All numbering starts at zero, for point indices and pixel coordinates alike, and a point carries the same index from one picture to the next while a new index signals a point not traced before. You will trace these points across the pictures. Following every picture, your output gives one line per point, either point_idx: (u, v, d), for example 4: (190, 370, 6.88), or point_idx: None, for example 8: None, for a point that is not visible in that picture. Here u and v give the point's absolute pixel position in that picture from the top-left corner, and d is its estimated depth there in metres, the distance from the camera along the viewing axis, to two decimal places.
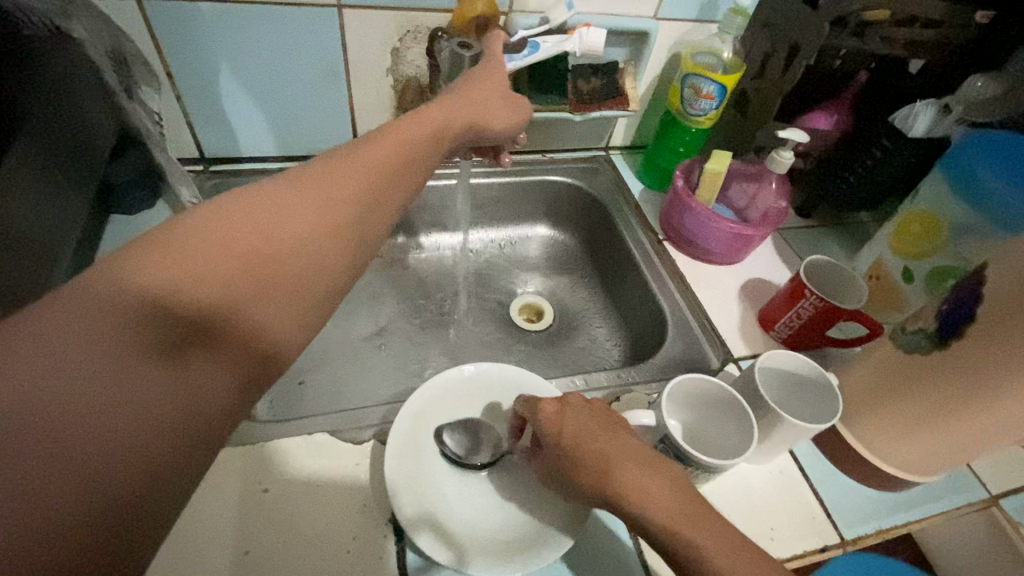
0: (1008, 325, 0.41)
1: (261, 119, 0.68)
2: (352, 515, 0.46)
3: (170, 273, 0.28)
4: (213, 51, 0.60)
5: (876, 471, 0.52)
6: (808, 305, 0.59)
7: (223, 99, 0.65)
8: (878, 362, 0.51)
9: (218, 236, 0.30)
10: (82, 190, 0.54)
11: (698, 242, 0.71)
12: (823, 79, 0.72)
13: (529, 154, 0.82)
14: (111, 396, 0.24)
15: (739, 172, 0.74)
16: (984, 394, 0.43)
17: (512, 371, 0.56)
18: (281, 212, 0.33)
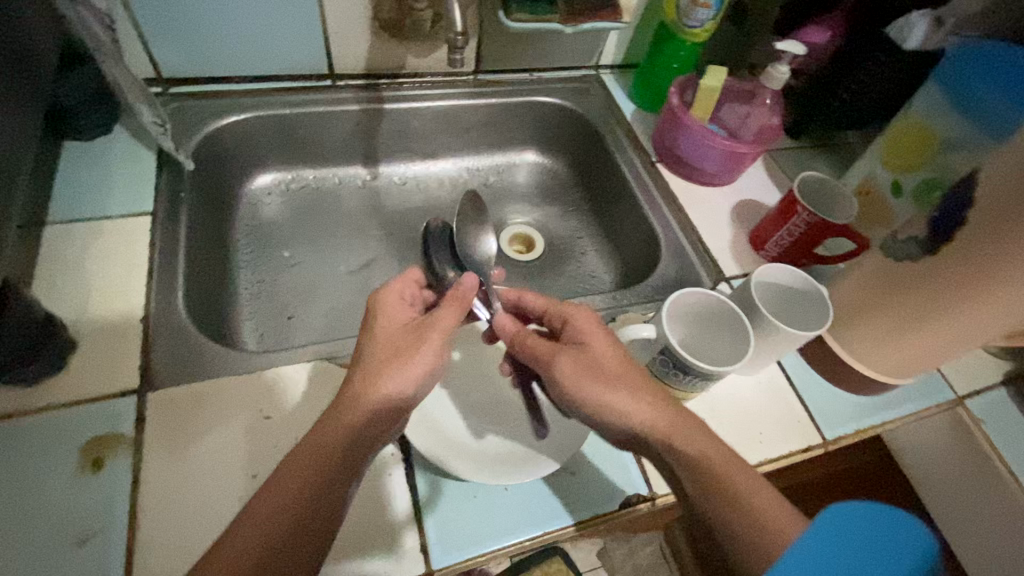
0: (1003, 228, 0.41)
1: (226, 31, 0.62)
2: None
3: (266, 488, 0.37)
4: None
5: (858, 377, 0.55)
6: (799, 222, 0.60)
7: (179, 7, 0.58)
8: (868, 272, 0.52)
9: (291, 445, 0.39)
10: (35, 109, 0.48)
11: (690, 162, 0.70)
12: None
13: (515, 73, 0.78)
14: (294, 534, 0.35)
15: (732, 91, 0.72)
16: (974, 297, 0.45)
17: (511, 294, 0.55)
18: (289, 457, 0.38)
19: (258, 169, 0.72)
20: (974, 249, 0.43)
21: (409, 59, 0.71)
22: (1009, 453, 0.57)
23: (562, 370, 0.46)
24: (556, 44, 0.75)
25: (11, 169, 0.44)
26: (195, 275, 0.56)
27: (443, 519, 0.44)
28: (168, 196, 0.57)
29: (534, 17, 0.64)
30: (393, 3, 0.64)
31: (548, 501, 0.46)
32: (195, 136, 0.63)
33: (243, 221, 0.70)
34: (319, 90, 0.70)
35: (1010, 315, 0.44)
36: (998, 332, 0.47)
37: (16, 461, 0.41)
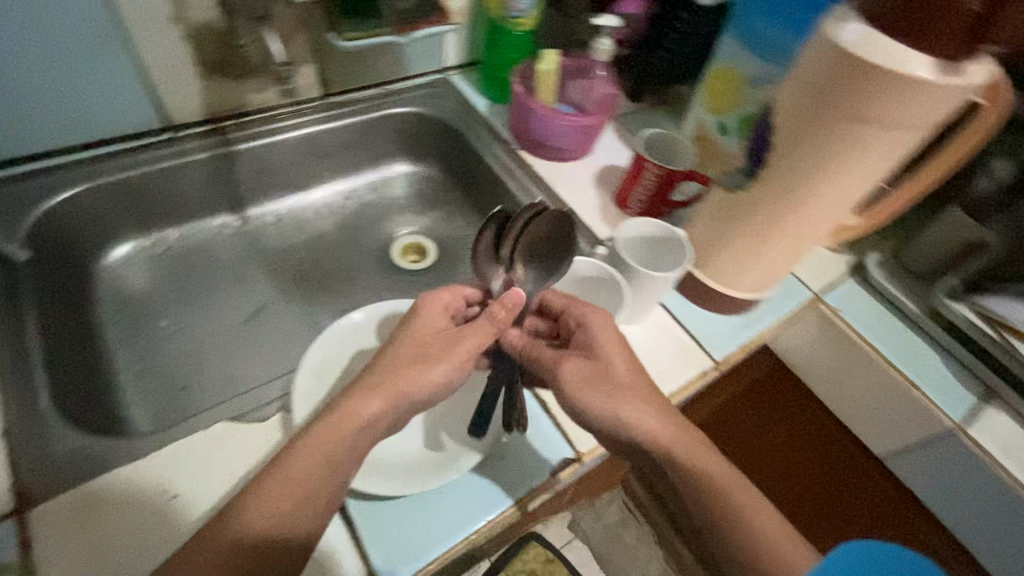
0: (798, 147, 0.48)
1: (32, 105, 0.57)
2: None
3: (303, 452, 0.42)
4: None
5: (729, 299, 0.62)
6: (651, 176, 0.66)
7: None
8: (711, 206, 0.59)
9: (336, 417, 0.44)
10: None
11: (549, 143, 0.74)
12: None
13: (364, 89, 0.78)
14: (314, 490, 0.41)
15: (570, 70, 0.77)
16: (794, 205, 0.52)
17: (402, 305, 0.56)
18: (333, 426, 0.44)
19: (111, 241, 0.67)
20: (779, 165, 0.50)
21: (249, 96, 0.69)
22: (866, 330, 0.66)
23: (569, 376, 0.49)
24: (397, 55, 0.76)
25: None
26: (59, 371, 0.51)
27: (386, 537, 0.45)
28: (6, 294, 0.52)
29: (364, 34, 0.66)
30: (216, 44, 0.62)
31: (485, 487, 0.48)
32: (25, 222, 0.57)
33: (107, 300, 0.65)
34: (158, 146, 0.66)
35: (825, 213, 0.52)
36: (823, 231, 0.54)
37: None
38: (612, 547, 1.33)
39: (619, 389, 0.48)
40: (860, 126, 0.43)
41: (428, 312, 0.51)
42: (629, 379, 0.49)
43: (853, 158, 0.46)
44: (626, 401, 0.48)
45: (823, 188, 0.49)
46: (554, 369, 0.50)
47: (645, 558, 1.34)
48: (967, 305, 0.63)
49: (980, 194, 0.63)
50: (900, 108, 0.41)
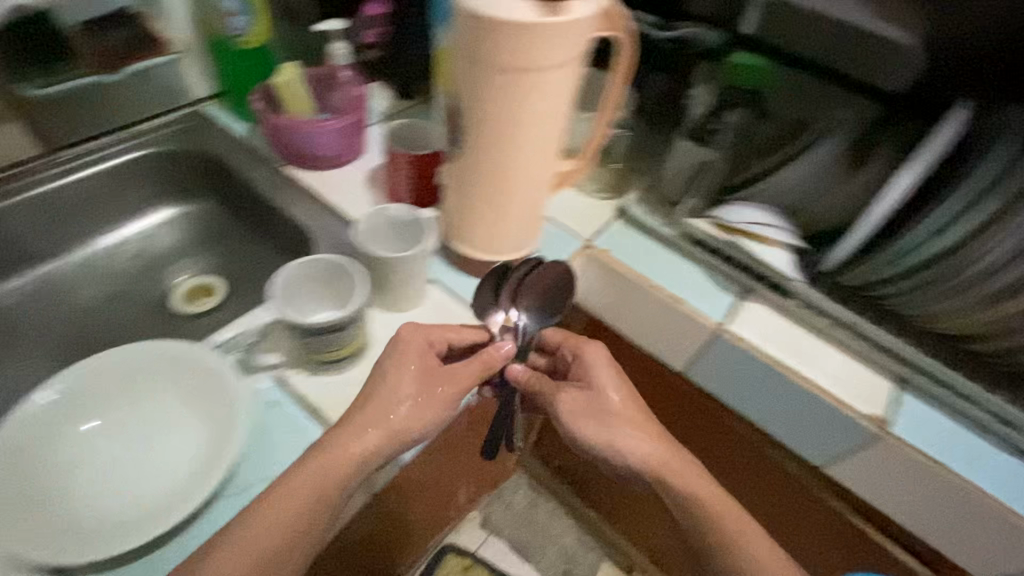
0: (483, 120, 0.50)
1: None
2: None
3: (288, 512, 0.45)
4: None
5: (497, 265, 0.64)
6: (404, 166, 0.67)
7: None
8: (451, 187, 0.60)
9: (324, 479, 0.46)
10: None
11: (314, 152, 0.73)
12: None
13: (94, 138, 0.74)
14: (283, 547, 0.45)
15: (319, 78, 0.76)
16: (507, 161, 0.53)
17: (118, 356, 0.56)
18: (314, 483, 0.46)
19: None
20: (480, 125, 0.50)
21: None
22: (634, 264, 0.71)
23: (564, 406, 0.57)
24: (124, 96, 0.74)
25: None
26: None
27: None
28: None
29: (58, 82, 0.68)
30: None
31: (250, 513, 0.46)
32: None
33: None
34: None
35: (536, 163, 0.55)
36: (545, 180, 0.58)
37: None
38: (524, 530, 1.36)
39: (615, 424, 0.56)
40: (530, 74, 0.45)
41: (394, 370, 0.51)
42: (620, 408, 0.57)
43: (529, 125, 0.50)
44: (606, 421, 0.56)
45: (524, 140, 0.51)
46: (554, 402, 0.58)
47: (559, 530, 1.38)
48: (706, 218, 0.69)
49: (697, 123, 0.70)
50: (553, 53, 0.43)
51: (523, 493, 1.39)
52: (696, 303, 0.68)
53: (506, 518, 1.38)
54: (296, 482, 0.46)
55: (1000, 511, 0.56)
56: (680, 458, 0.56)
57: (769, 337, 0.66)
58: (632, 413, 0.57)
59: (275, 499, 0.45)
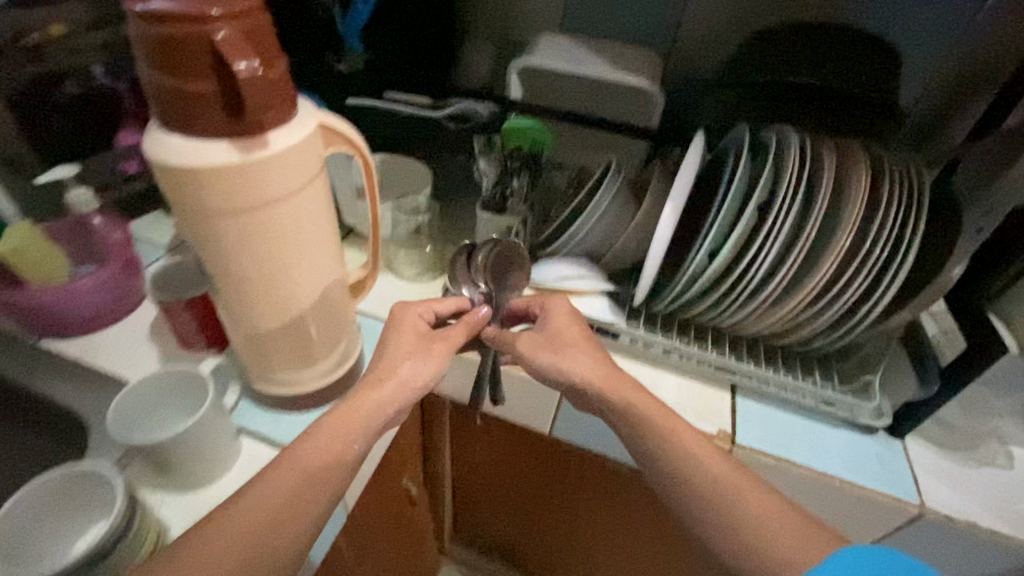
0: (227, 264, 0.44)
1: None
2: None
3: (277, 485, 0.45)
4: None
5: (316, 393, 0.58)
6: (182, 315, 0.59)
7: None
8: (232, 330, 0.53)
9: (310, 457, 0.47)
10: None
11: (70, 318, 0.62)
12: (93, 104, 0.72)
13: None
14: (267, 532, 0.43)
15: (61, 231, 0.66)
16: (281, 295, 0.48)
17: None
18: (309, 454, 0.48)
19: None
20: (233, 270, 0.45)
21: None
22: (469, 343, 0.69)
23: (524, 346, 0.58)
24: None
25: None
26: None
27: None
28: None
29: None
30: None
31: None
32: None
33: None
34: None
35: (317, 284, 0.50)
36: (336, 295, 0.53)
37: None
38: None
39: (568, 350, 0.57)
40: (257, 210, 0.40)
41: (402, 326, 0.59)
42: (576, 340, 0.58)
43: (277, 255, 0.44)
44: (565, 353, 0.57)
45: (290, 270, 0.46)
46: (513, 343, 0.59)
47: None
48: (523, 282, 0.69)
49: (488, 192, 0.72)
50: (270, 184, 0.39)
51: None
52: None
53: None
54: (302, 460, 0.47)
55: (847, 486, 0.60)
56: (614, 379, 0.55)
57: None
58: (588, 347, 0.58)
59: (285, 468, 0.46)
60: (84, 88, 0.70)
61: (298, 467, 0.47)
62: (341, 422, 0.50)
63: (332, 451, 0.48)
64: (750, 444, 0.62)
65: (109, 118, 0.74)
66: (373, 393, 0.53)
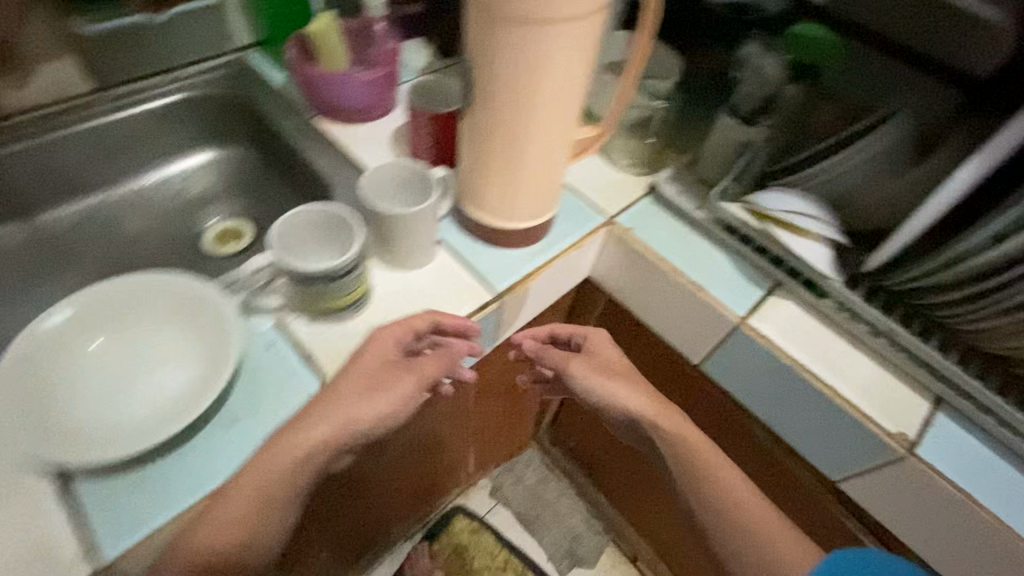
0: (497, 63, 0.48)
1: None
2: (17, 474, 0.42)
3: (278, 478, 0.44)
4: None
5: (508, 232, 0.62)
6: (423, 122, 0.65)
7: None
8: (466, 139, 0.57)
9: (268, 482, 0.44)
10: None
11: (340, 104, 0.73)
12: None
13: (146, 78, 0.76)
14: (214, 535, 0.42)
15: (352, 32, 0.76)
16: (525, 114, 0.51)
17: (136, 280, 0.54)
18: (267, 480, 0.44)
19: None
20: (500, 83, 0.49)
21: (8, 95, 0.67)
22: (655, 244, 0.67)
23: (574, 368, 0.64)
24: (171, 39, 0.75)
25: None
26: None
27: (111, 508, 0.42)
28: None
29: None
30: None
31: (209, 454, 0.46)
32: None
33: None
34: None
35: (558, 119, 0.52)
36: (560, 151, 0.55)
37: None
38: (536, 507, 1.34)
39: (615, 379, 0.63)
40: (520, 29, 0.44)
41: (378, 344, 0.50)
42: (615, 367, 0.65)
43: (544, 68, 0.47)
44: (622, 385, 0.62)
45: (544, 94, 0.49)
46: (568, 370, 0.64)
47: (568, 510, 1.35)
48: (741, 204, 0.65)
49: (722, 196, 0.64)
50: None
51: (535, 469, 1.37)
52: (715, 289, 0.64)
53: (516, 490, 1.35)
54: (246, 480, 0.43)
55: None
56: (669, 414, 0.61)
57: (795, 335, 0.61)
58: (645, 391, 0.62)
59: (247, 477, 0.44)
60: None
61: (255, 494, 0.43)
62: (279, 457, 0.44)
63: (280, 483, 0.44)
64: (930, 463, 0.54)
65: None
66: (295, 450, 0.45)
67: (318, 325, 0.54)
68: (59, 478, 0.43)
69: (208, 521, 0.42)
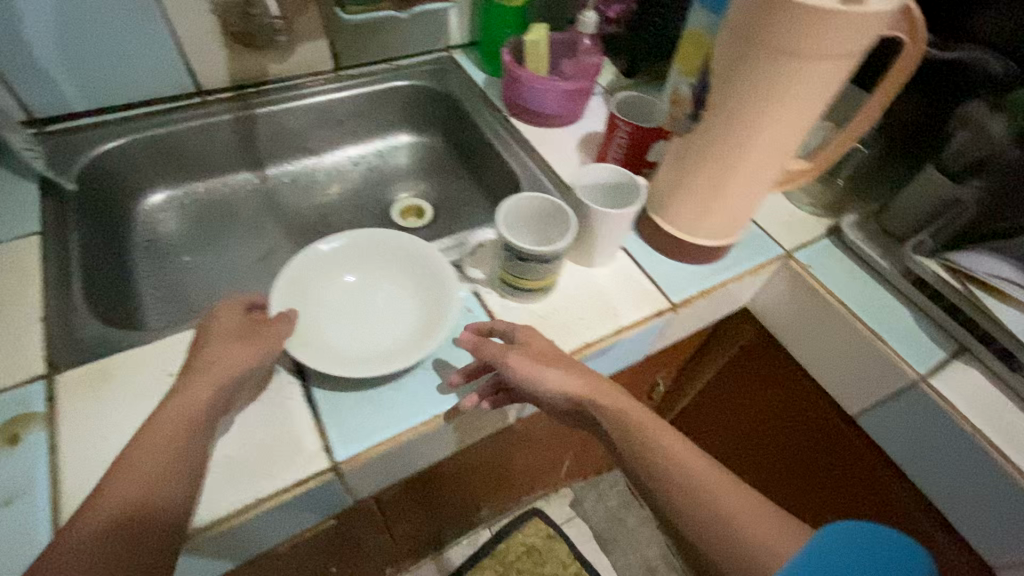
0: (737, 85, 0.50)
1: (104, 75, 0.69)
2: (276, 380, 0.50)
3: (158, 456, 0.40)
4: (29, 10, 0.61)
5: (691, 248, 0.64)
6: (622, 134, 0.69)
7: (55, 52, 0.65)
8: (674, 154, 0.60)
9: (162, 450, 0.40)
10: None
11: (538, 109, 0.79)
12: None
13: (373, 65, 0.86)
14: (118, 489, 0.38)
15: (558, 45, 0.82)
16: (749, 137, 0.53)
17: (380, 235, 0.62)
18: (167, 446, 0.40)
19: (152, 188, 0.78)
20: (734, 104, 0.51)
21: (270, 65, 0.79)
22: (834, 287, 0.67)
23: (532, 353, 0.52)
24: (401, 34, 0.85)
25: None
26: (94, 286, 0.60)
27: (344, 420, 0.49)
28: (56, 219, 0.61)
29: (366, 9, 0.74)
30: (238, 17, 0.71)
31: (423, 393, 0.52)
32: (79, 161, 0.67)
33: (142, 236, 0.75)
34: (190, 107, 0.76)
35: (778, 147, 0.53)
36: (768, 178, 0.57)
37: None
38: (613, 527, 1.33)
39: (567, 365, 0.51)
40: (771, 61, 0.47)
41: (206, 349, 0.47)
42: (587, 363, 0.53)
43: (785, 94, 0.49)
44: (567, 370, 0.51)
45: (776, 120, 0.51)
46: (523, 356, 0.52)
47: (644, 538, 1.33)
48: (937, 259, 0.63)
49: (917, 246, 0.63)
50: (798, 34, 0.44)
51: (617, 490, 1.37)
52: (894, 341, 0.63)
53: (596, 507, 1.35)
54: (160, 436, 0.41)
55: None
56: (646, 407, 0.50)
57: (984, 404, 0.58)
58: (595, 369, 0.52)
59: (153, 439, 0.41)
60: None
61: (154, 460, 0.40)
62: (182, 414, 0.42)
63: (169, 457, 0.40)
64: None
65: None
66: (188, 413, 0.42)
67: (513, 302, 0.59)
68: (304, 392, 0.50)
69: (139, 457, 0.39)
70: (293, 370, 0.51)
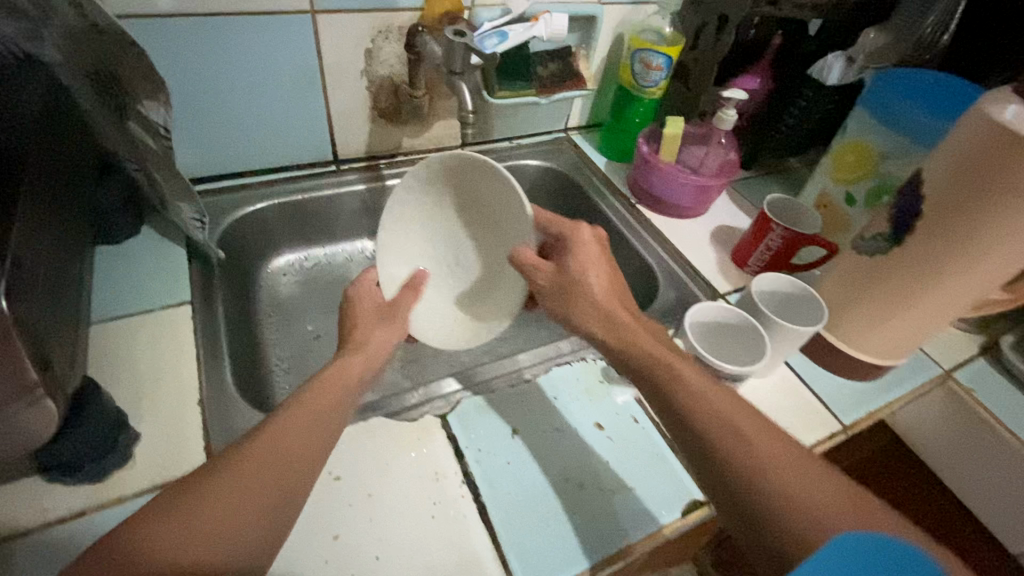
0: (954, 215, 0.48)
1: (252, 139, 0.69)
2: (446, 491, 0.46)
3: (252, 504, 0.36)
4: (201, 78, 0.61)
5: (857, 363, 0.61)
6: (775, 238, 0.68)
7: (216, 116, 0.65)
8: (851, 267, 0.58)
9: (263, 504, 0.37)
10: (77, 235, 0.49)
11: (669, 199, 0.79)
12: (747, 49, 0.81)
13: (498, 142, 0.87)
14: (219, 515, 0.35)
15: (689, 137, 0.81)
16: (954, 267, 0.50)
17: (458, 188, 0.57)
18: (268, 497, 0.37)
19: (276, 252, 0.76)
20: (947, 231, 0.49)
21: (404, 139, 0.79)
22: (1002, 414, 0.63)
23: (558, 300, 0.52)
24: (529, 114, 0.86)
25: (66, 292, 0.44)
26: (237, 361, 0.57)
27: (522, 542, 0.44)
28: (202, 285, 0.58)
29: (513, 93, 0.74)
30: (389, 94, 0.72)
31: (603, 518, 0.47)
32: (221, 226, 0.66)
33: (265, 302, 0.73)
34: (324, 174, 0.75)
35: (985, 281, 0.50)
36: (965, 306, 0.54)
37: (62, 561, 0.38)
38: None
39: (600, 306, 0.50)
40: (1021, 202, 0.44)
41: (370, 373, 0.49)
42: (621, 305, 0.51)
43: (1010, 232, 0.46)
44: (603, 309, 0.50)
45: (991, 254, 0.48)
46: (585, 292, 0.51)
47: None
48: None
49: None
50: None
51: None
52: None
53: None
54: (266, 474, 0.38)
55: None
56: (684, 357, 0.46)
57: None
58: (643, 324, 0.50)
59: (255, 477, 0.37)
60: (751, 34, 0.79)
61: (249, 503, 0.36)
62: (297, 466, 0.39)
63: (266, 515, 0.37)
64: None
65: (751, 61, 0.81)
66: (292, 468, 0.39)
67: None
68: (479, 513, 0.46)
69: (241, 502, 0.36)
70: (465, 480, 0.47)
